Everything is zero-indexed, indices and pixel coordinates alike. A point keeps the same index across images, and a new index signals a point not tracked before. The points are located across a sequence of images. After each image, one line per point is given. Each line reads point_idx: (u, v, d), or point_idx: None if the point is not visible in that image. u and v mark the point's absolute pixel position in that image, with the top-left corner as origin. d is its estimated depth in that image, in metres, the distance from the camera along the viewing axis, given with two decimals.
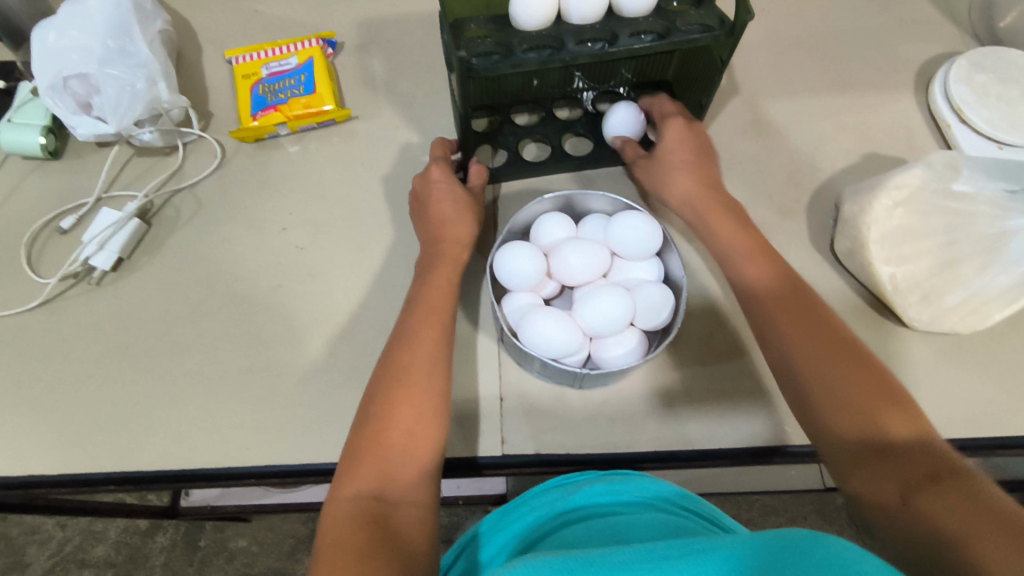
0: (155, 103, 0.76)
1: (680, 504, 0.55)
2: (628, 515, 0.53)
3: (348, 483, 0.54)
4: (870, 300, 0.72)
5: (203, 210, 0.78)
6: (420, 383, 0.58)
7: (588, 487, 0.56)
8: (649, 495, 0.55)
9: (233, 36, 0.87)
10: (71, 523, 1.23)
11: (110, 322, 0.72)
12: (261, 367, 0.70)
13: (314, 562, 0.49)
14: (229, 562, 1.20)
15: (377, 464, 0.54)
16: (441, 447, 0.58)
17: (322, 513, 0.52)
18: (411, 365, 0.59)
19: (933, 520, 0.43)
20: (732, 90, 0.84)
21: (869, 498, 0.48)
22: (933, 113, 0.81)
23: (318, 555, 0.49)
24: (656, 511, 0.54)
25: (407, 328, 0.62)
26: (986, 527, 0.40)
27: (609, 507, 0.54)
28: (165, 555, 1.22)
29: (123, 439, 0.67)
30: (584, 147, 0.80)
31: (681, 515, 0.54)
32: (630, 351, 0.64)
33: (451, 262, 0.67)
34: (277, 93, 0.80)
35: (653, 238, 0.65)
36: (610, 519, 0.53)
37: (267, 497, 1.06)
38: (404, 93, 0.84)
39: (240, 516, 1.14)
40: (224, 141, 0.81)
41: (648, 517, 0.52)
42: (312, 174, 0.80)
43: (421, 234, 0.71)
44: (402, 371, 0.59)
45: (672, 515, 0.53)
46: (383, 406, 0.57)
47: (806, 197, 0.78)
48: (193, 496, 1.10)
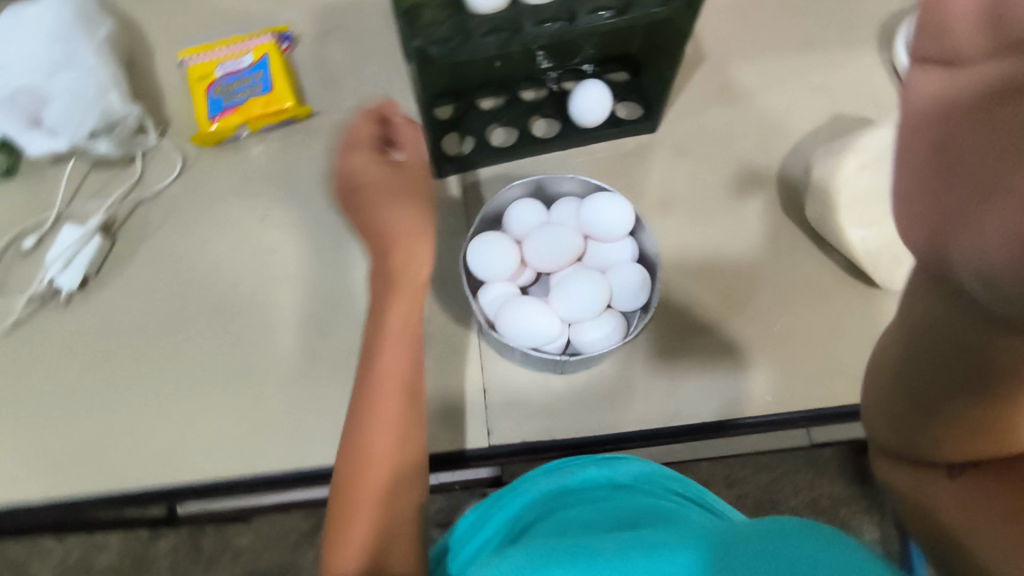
0: (108, 113, 0.75)
1: (669, 485, 0.56)
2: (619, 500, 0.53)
3: (341, 527, 0.57)
4: (842, 265, 0.73)
5: (169, 219, 0.76)
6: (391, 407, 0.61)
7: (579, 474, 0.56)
8: (639, 477, 0.56)
9: (184, 34, 0.83)
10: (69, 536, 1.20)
11: (84, 342, 0.71)
12: (242, 377, 0.69)
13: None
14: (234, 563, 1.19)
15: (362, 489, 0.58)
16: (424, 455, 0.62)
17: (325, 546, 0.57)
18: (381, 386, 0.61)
19: (958, 503, 0.37)
20: (699, 59, 0.82)
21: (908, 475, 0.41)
22: (898, 69, 0.81)
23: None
24: (645, 494, 0.55)
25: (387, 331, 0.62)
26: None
27: (599, 491, 0.55)
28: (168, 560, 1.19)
29: (111, 459, 0.67)
30: (553, 128, 0.79)
31: (670, 497, 0.55)
32: (610, 334, 0.64)
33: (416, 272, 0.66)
34: (234, 94, 0.78)
35: (625, 219, 0.65)
36: (600, 503, 0.54)
37: (265, 496, 1.04)
38: (365, 84, 0.82)
39: (240, 516, 1.13)
40: (184, 146, 0.79)
41: (637, 500, 0.54)
42: (278, 174, 0.78)
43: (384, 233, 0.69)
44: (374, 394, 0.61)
45: (661, 497, 0.54)
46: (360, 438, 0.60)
47: (776, 164, 0.78)
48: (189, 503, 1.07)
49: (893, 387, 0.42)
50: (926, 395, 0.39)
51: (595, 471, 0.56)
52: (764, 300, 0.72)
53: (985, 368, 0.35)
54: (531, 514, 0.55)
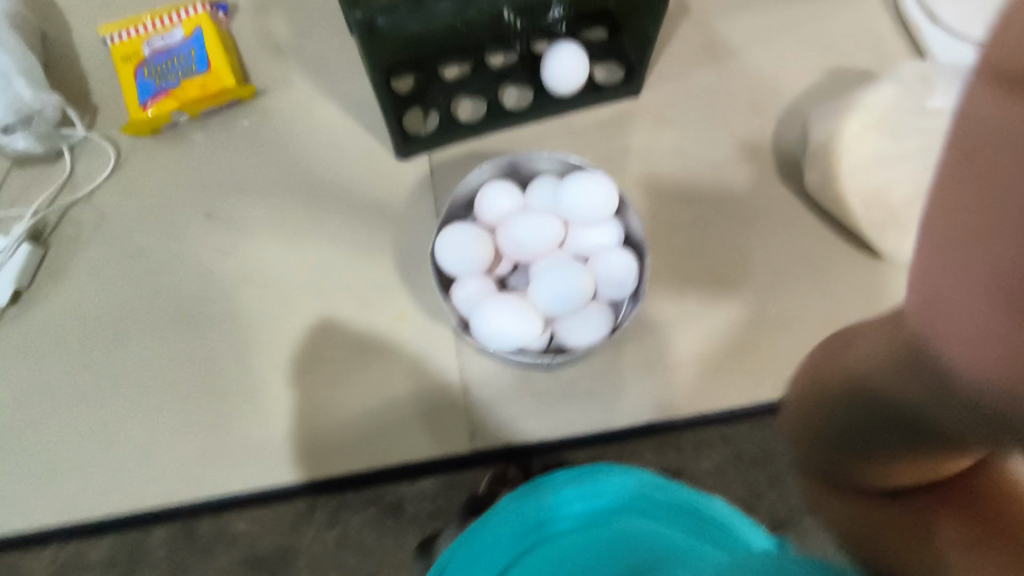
0: (18, 104, 0.66)
1: (655, 499, 0.50)
2: None
3: None
4: (844, 236, 0.68)
5: (106, 222, 0.69)
6: None
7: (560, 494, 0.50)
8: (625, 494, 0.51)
9: (105, 8, 0.74)
10: None
11: (27, 362, 0.65)
12: (204, 391, 0.65)
13: None
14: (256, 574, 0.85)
15: None
16: None
17: None
18: None
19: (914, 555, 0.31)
20: (683, 13, 0.75)
21: (860, 525, 0.35)
22: (899, 12, 0.74)
23: None
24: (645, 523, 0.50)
25: None
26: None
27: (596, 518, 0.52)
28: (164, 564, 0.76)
29: (75, 486, 0.63)
30: (525, 97, 0.72)
31: (669, 515, 0.49)
32: (598, 326, 0.59)
33: None
34: (166, 74, 0.70)
35: (607, 201, 0.59)
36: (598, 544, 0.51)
37: None
38: (315, 56, 0.73)
39: None
40: (116, 138, 0.71)
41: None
42: (223, 164, 0.70)
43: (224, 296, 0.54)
44: None
45: (662, 518, 0.48)
46: None
47: (770, 126, 0.71)
48: None
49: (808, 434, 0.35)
50: (859, 434, 0.32)
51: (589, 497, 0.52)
52: (759, 278, 0.67)
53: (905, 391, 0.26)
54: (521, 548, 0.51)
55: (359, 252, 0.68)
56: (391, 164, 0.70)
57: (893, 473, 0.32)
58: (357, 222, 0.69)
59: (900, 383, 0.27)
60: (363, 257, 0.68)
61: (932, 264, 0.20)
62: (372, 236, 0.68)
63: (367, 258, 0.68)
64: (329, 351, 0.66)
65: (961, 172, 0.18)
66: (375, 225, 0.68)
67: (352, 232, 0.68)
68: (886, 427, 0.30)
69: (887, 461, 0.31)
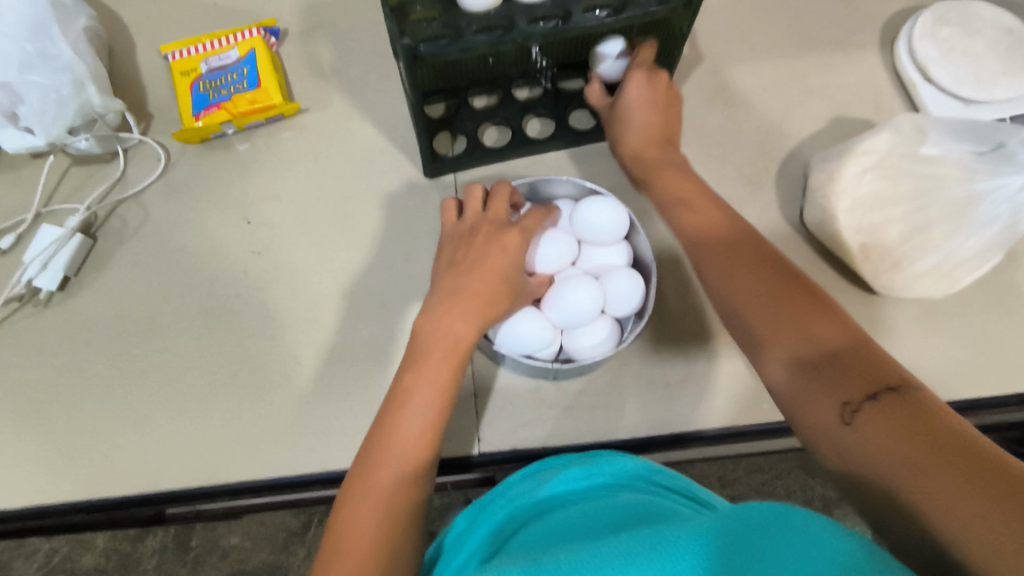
0: (87, 108, 0.72)
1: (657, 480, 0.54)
2: (604, 498, 0.52)
3: (402, 431, 0.51)
4: (842, 272, 0.72)
5: (151, 219, 0.74)
6: (413, 403, 0.52)
7: (564, 473, 0.55)
8: (621, 475, 0.54)
9: (170, 30, 0.82)
10: (156, 534, 1.11)
11: (60, 344, 0.69)
12: (225, 381, 0.68)
13: (350, 496, 0.50)
14: (299, 540, 1.09)
15: (405, 412, 0.52)
16: (429, 438, 0.52)
17: (369, 457, 0.51)
18: (390, 449, 0.51)
19: (877, 421, 0.40)
20: (696, 60, 0.82)
21: (813, 419, 0.45)
22: (898, 71, 0.81)
23: (353, 488, 0.50)
24: (634, 489, 0.53)
25: (387, 410, 0.53)
26: (906, 438, 0.39)
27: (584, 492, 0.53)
28: (271, 518, 1.09)
29: (90, 466, 0.65)
30: (547, 128, 0.78)
31: (673, 495, 0.52)
32: (604, 340, 0.64)
33: (496, 274, 0.57)
34: (219, 89, 0.76)
35: (620, 223, 0.64)
36: (584, 503, 0.52)
37: (312, 525, 1.09)
38: (356, 81, 0.80)
39: (280, 548, 1.09)
40: (167, 143, 0.77)
41: (628, 496, 0.51)
42: (264, 172, 0.76)
43: (443, 261, 0.59)
44: (383, 446, 0.51)
45: (666, 496, 0.52)
46: (393, 402, 0.53)
47: (774, 166, 0.77)
48: (265, 523, 1.10)
49: (768, 380, 0.49)
50: (808, 359, 0.46)
51: (581, 470, 0.54)
52: None
53: (818, 313, 0.48)
54: (511, 525, 0.52)
55: (385, 259, 0.72)
56: (419, 181, 0.76)
57: (800, 391, 0.46)
58: (386, 232, 0.74)
59: (773, 316, 0.49)
60: (389, 265, 0.72)
61: (716, 240, 0.56)
62: (400, 245, 0.73)
63: (392, 266, 0.72)
64: (346, 351, 0.68)
65: (721, 245, 0.55)
66: (401, 236, 0.73)
67: (381, 241, 0.73)
68: (811, 349, 0.47)
69: (802, 357, 0.47)
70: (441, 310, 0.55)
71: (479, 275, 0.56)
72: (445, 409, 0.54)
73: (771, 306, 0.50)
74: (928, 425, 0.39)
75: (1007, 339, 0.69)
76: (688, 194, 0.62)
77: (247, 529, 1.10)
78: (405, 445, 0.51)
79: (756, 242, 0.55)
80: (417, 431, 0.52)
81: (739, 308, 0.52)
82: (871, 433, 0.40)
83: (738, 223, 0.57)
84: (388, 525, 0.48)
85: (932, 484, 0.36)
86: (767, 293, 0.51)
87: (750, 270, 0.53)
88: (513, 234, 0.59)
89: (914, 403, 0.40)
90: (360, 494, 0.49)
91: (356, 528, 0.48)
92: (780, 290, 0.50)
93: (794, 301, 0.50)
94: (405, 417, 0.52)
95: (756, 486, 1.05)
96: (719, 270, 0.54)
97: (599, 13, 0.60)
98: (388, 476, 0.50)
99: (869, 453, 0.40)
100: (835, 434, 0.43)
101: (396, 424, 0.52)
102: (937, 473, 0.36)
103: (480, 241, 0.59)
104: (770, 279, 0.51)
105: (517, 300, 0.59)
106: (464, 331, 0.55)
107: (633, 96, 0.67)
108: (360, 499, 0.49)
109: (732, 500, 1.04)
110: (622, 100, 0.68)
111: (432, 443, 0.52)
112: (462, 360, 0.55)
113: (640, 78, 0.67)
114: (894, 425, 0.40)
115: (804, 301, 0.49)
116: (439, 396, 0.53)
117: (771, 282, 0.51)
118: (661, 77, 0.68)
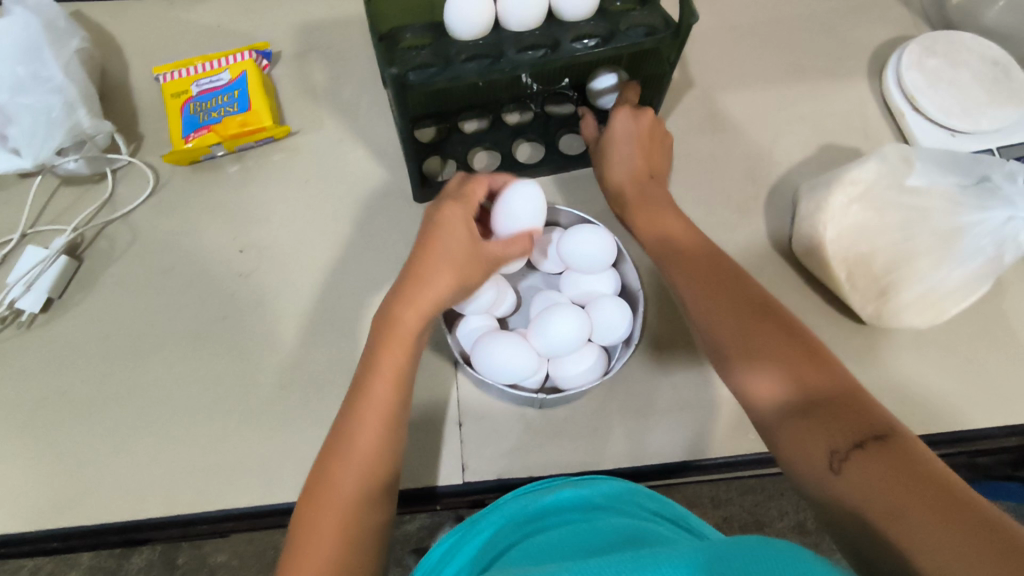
0: (77, 130, 0.72)
1: (644, 502, 0.55)
2: (597, 521, 0.52)
3: (358, 437, 0.51)
4: (830, 301, 0.72)
5: (138, 240, 0.74)
6: (372, 409, 0.52)
7: (561, 493, 0.56)
8: (612, 497, 0.55)
9: (163, 51, 0.82)
10: (144, 551, 1.09)
11: (43, 366, 0.69)
12: (208, 406, 0.67)
13: (308, 509, 0.49)
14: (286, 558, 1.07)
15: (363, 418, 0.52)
16: (389, 443, 0.52)
17: (328, 466, 0.50)
18: (350, 456, 0.50)
19: (863, 466, 0.40)
20: (687, 86, 0.82)
21: (799, 461, 0.44)
22: (886, 99, 0.81)
23: (311, 501, 0.49)
24: (621, 513, 0.53)
25: (343, 417, 0.53)
26: (892, 485, 0.38)
27: (576, 512, 0.54)
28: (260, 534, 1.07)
29: (69, 492, 0.64)
30: (537, 153, 0.78)
31: (658, 520, 0.53)
32: (590, 368, 0.63)
33: (435, 249, 0.55)
34: (210, 111, 0.76)
35: (607, 251, 0.64)
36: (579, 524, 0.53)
37: None
38: (348, 103, 0.80)
39: (268, 565, 1.07)
40: (157, 164, 0.77)
41: (616, 520, 0.52)
42: (253, 194, 0.76)
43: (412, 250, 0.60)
44: (342, 456, 0.51)
45: (651, 521, 0.52)
46: (350, 408, 0.53)
47: (763, 193, 0.77)
48: (254, 541, 1.08)
49: (757, 419, 0.49)
50: (795, 400, 0.46)
51: (576, 490, 0.56)
52: None
53: (805, 353, 0.48)
54: (503, 542, 0.52)
55: (372, 283, 0.72)
56: (408, 205, 0.76)
57: (787, 431, 0.45)
58: (373, 256, 0.73)
59: (761, 355, 0.49)
60: (376, 288, 0.72)
61: (701, 278, 0.56)
62: (387, 268, 0.73)
63: (379, 290, 0.72)
64: (332, 376, 0.68)
65: (710, 283, 0.56)
66: (389, 260, 0.73)
67: (368, 265, 0.73)
68: (798, 390, 0.46)
69: (791, 398, 0.46)
70: (391, 296, 0.56)
71: (424, 252, 0.56)
72: (398, 410, 0.53)
73: (757, 343, 0.49)
74: (913, 472, 0.38)
75: (996, 370, 0.69)
76: (668, 216, 0.64)
77: (237, 546, 1.08)
78: (365, 454, 0.51)
79: (742, 278, 0.55)
80: (375, 431, 0.52)
81: (726, 345, 0.51)
82: (856, 479, 0.40)
83: (724, 262, 0.57)
84: (350, 526, 0.48)
85: (918, 534, 0.35)
86: (755, 331, 0.50)
87: (738, 307, 0.52)
88: (452, 206, 0.57)
89: (899, 450, 0.40)
90: (321, 500, 0.49)
91: (320, 532, 0.47)
92: (767, 329, 0.50)
93: (780, 339, 0.49)
94: (369, 417, 0.52)
95: (749, 507, 1.05)
96: (707, 304, 0.54)
97: (587, 42, 0.60)
98: (349, 480, 0.50)
99: (855, 499, 0.39)
100: (820, 478, 0.42)
101: (354, 431, 0.51)
102: (922, 523, 0.36)
103: (427, 219, 0.59)
104: (757, 316, 0.51)
105: (471, 266, 0.56)
106: (410, 314, 0.54)
107: (619, 126, 0.68)
108: (322, 504, 0.49)
109: (726, 520, 1.04)
110: (607, 133, 0.69)
111: (393, 442, 0.53)
112: (415, 347, 0.55)
113: (624, 114, 0.68)
114: (881, 471, 0.39)
115: (791, 340, 0.49)
116: (396, 393, 0.53)
117: (758, 319, 0.51)
118: (647, 113, 0.69)
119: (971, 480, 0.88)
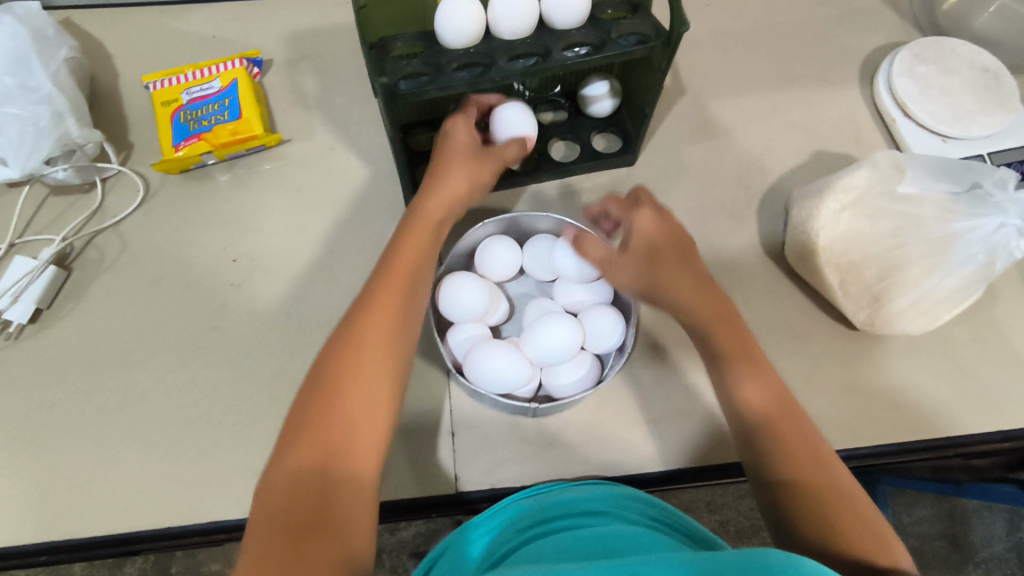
0: (65, 139, 0.72)
1: (644, 510, 0.54)
2: (597, 526, 0.52)
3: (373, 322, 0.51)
4: (824, 307, 0.72)
5: (128, 250, 0.73)
6: (389, 304, 0.52)
7: (559, 498, 0.55)
8: (612, 502, 0.55)
9: (153, 60, 0.82)
10: (139, 560, 1.08)
11: (31, 378, 0.68)
12: (198, 417, 0.67)
13: (319, 392, 0.48)
14: None
15: (382, 310, 0.52)
16: (404, 335, 0.53)
17: (341, 348, 0.50)
18: (366, 336, 0.50)
19: None
20: (679, 93, 0.82)
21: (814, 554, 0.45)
22: (878, 106, 0.81)
23: (322, 386, 0.48)
24: (622, 520, 0.53)
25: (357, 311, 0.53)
26: None
27: (576, 517, 0.53)
28: None
29: (54, 507, 0.63)
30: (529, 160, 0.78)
31: (657, 528, 0.52)
32: (582, 377, 0.63)
33: (453, 152, 0.63)
34: (200, 120, 0.75)
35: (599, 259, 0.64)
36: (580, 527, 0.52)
37: None
38: (340, 112, 0.80)
39: None
40: (147, 173, 0.76)
41: (616, 526, 0.51)
42: (244, 202, 0.76)
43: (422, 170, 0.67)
44: (356, 340, 0.50)
45: (651, 529, 0.52)
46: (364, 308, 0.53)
47: (756, 200, 0.77)
48: None
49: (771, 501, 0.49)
50: (816, 496, 0.47)
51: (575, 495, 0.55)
52: None
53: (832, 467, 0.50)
54: (500, 551, 0.52)
55: None
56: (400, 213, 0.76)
57: (805, 523, 0.46)
58: (365, 264, 0.73)
59: (790, 448, 0.50)
60: None
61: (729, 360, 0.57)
62: None
63: None
64: None
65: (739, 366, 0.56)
66: None
67: (360, 273, 0.73)
68: (821, 495, 0.48)
69: (813, 498, 0.47)
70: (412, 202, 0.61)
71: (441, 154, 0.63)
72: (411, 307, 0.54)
73: (784, 439, 0.51)
74: None
75: (990, 376, 0.69)
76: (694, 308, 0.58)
77: (231, 554, 1.07)
78: (380, 336, 0.51)
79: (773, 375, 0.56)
80: (393, 322, 0.52)
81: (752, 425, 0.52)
82: None
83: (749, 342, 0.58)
84: (361, 414, 0.47)
85: None
86: (789, 430, 0.52)
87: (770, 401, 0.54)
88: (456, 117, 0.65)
89: None
90: (337, 381, 0.48)
91: (334, 405, 0.47)
92: (798, 432, 0.52)
93: (808, 444, 0.51)
94: (385, 308, 0.52)
95: (745, 511, 1.04)
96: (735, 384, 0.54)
97: (577, 51, 0.61)
98: (368, 359, 0.49)
99: None
100: None
101: (368, 319, 0.51)
102: None
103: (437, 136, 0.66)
104: (789, 416, 0.53)
105: (483, 163, 0.64)
106: (434, 206, 0.60)
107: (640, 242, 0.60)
108: (337, 380, 0.48)
109: (722, 525, 1.03)
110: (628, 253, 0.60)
111: (406, 340, 0.53)
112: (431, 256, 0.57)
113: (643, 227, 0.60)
114: None
115: (819, 451, 0.51)
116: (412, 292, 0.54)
117: (791, 421, 0.52)
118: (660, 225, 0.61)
119: (966, 484, 0.88)
